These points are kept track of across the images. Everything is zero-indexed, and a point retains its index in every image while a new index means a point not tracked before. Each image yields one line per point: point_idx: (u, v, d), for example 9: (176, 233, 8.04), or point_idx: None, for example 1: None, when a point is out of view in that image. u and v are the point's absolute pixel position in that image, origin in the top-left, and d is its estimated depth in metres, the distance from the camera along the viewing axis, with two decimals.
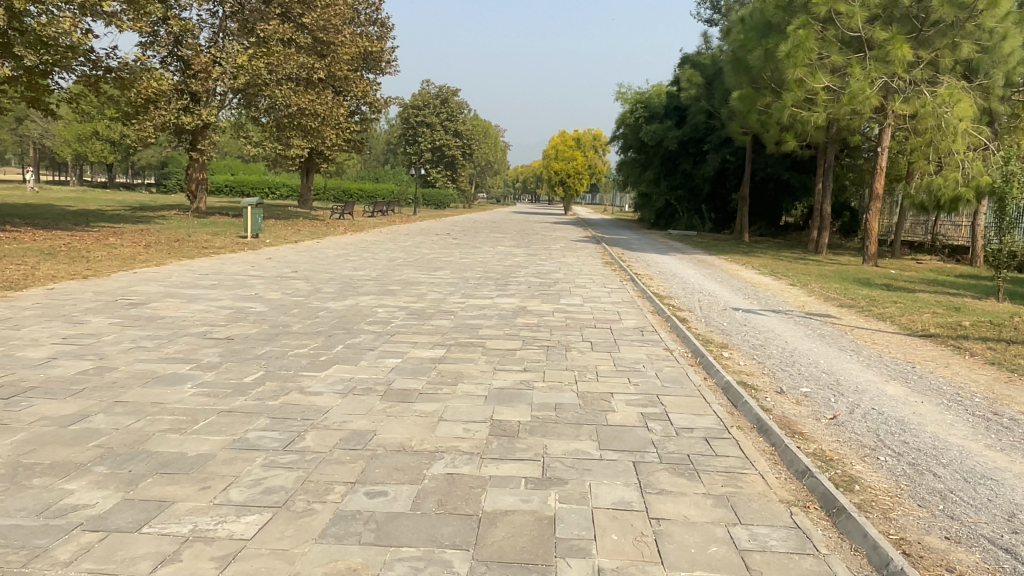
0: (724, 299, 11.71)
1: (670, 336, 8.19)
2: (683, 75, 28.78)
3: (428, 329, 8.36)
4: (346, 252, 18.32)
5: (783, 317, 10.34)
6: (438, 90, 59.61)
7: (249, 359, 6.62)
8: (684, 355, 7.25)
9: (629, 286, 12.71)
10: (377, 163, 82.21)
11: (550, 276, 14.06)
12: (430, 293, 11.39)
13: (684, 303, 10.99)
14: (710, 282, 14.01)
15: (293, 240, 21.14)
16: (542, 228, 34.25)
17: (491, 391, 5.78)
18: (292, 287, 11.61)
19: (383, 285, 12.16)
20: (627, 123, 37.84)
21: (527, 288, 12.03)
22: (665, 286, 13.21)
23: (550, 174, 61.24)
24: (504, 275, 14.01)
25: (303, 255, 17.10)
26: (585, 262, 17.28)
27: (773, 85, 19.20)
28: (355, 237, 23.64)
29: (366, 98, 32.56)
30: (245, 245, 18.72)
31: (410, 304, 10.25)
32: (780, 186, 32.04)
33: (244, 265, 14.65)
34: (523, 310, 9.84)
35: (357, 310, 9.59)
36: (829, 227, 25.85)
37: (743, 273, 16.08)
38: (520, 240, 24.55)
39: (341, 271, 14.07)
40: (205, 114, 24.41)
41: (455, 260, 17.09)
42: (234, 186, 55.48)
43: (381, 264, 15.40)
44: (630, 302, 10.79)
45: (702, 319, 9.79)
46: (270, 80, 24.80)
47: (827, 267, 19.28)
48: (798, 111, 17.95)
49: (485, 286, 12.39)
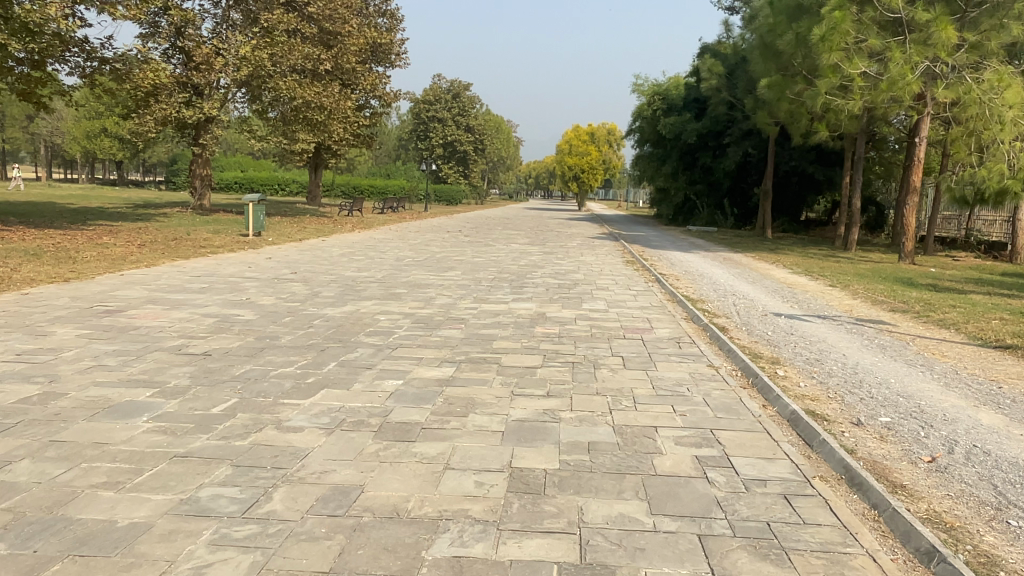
0: (762, 303, 10.61)
1: (711, 350, 7.14)
2: (703, 64, 27.64)
3: (435, 341, 7.36)
4: (352, 251, 17.34)
5: (832, 324, 9.24)
6: (449, 85, 58.70)
7: (223, 383, 5.63)
8: (734, 375, 6.20)
9: (656, 288, 11.66)
10: (388, 159, 81.35)
11: (569, 276, 13.00)
12: (437, 297, 10.37)
13: (720, 308, 9.92)
14: (743, 284, 12.91)
15: (297, 238, 20.21)
16: (557, 225, 33.14)
17: (509, 426, 4.75)
18: (289, 291, 10.64)
19: (386, 287, 11.16)
20: (644, 116, 36.65)
21: (545, 291, 11.00)
22: (694, 287, 12.14)
23: (563, 169, 60.14)
24: (520, 276, 12.99)
25: (306, 254, 16.15)
26: (604, 261, 16.23)
27: (804, 72, 18.04)
28: (364, 235, 22.68)
29: (374, 91, 31.62)
30: (246, 243, 17.81)
31: (417, 310, 9.25)
32: (804, 180, 30.80)
33: (241, 265, 13.69)
34: (541, 317, 8.81)
35: (356, 317, 8.60)
36: (858, 224, 24.64)
37: (775, 273, 14.97)
38: (534, 238, 23.52)
39: (344, 272, 13.08)
40: (207, 108, 23.53)
41: (466, 259, 16.04)
42: (244, 183, 54.74)
43: (387, 264, 14.41)
44: (660, 308, 9.73)
45: (742, 327, 8.72)
46: (274, 72, 23.90)
47: (862, 265, 18.10)
48: (832, 99, 16.79)
49: (499, 288, 11.36)
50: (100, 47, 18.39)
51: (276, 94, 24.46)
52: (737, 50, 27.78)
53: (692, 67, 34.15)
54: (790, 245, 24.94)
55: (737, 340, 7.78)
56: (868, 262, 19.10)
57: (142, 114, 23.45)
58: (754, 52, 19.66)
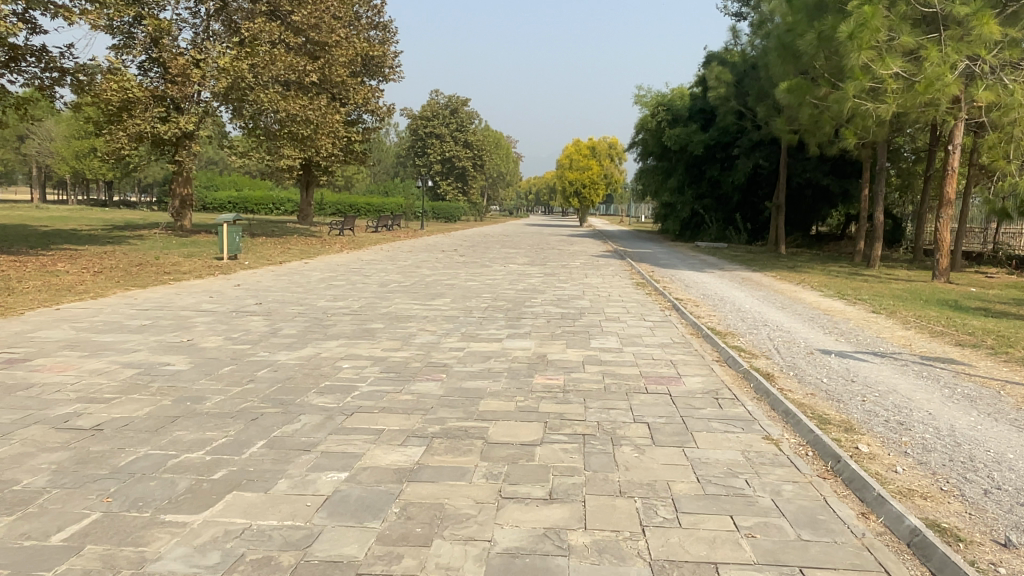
0: (804, 339, 8.96)
1: (762, 411, 5.52)
2: (710, 73, 26.14)
3: (406, 399, 5.72)
4: (333, 275, 15.74)
5: (895, 365, 7.62)
6: (447, 100, 57.65)
7: (91, 483, 3.98)
8: (803, 454, 4.59)
9: (676, 318, 10.03)
10: (386, 176, 80.07)
11: (573, 305, 11.39)
12: (417, 333, 8.74)
13: (755, 346, 8.28)
14: (773, 312, 11.30)
15: (277, 261, 18.66)
16: (558, 242, 31.61)
17: (491, 566, 3.10)
18: (244, 328, 9.01)
19: (361, 321, 9.55)
20: (647, 128, 35.26)
21: (547, 325, 9.38)
22: (719, 316, 10.52)
23: (564, 185, 58.78)
24: (518, 304, 11.38)
25: (280, 280, 14.55)
26: (612, 284, 14.63)
27: (826, 74, 16.54)
28: (353, 255, 21.19)
29: (367, 105, 30.28)
30: (218, 268, 16.25)
31: (392, 352, 7.62)
32: (818, 193, 29.28)
33: (202, 295, 12.10)
34: (542, 362, 7.17)
35: (314, 365, 6.97)
36: (881, 239, 23.07)
37: (804, 296, 13.36)
38: (534, 257, 21.96)
39: (317, 301, 11.48)
40: (184, 123, 22.03)
41: (458, 283, 14.43)
42: (238, 203, 53.47)
43: (368, 292, 12.78)
44: (685, 346, 8.09)
45: (789, 372, 7.09)
46: (256, 85, 22.41)
47: (896, 285, 16.51)
48: (861, 103, 15.28)
49: (493, 321, 9.74)
50: (60, 57, 16.99)
51: (258, 108, 22.97)
52: (746, 57, 26.31)
53: (697, 77, 32.73)
54: (807, 262, 23.35)
55: (790, 393, 6.14)
56: (899, 282, 17.52)
57: (115, 130, 21.98)
58: (771, 55, 18.16)
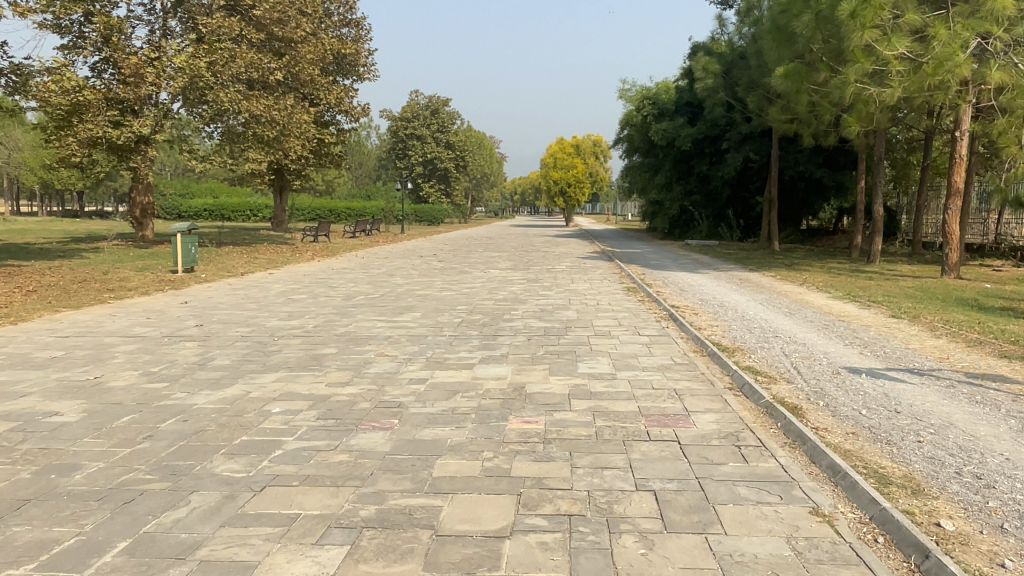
0: (825, 354, 7.72)
1: (801, 467, 4.25)
2: (697, 63, 24.91)
3: (339, 463, 4.41)
4: (296, 286, 14.40)
5: (939, 387, 6.38)
6: (428, 101, 56.62)
7: None
8: (872, 543, 3.33)
9: (675, 332, 8.76)
10: (368, 179, 78.54)
11: (558, 317, 10.09)
12: (372, 359, 7.43)
13: (771, 367, 7.02)
14: (781, 319, 10.08)
15: (239, 272, 17.31)
16: (543, 243, 30.33)
17: None
18: (171, 358, 7.66)
19: (311, 346, 8.23)
20: (632, 123, 34.11)
21: (527, 344, 8.09)
22: (722, 326, 9.28)
23: (548, 184, 57.62)
24: (495, 318, 10.08)
25: (235, 294, 13.20)
26: (601, 289, 13.40)
27: (823, 58, 15.36)
28: (324, 263, 19.84)
29: (340, 105, 28.94)
30: (170, 283, 14.87)
31: (337, 387, 6.30)
32: (811, 186, 28.17)
33: (140, 316, 10.72)
34: (519, 396, 5.87)
35: (237, 410, 5.64)
36: (881, 232, 21.95)
37: (811, 298, 12.16)
38: (517, 261, 20.73)
39: (267, 320, 10.12)
40: (138, 127, 20.54)
41: (431, 293, 13.12)
42: (214, 210, 51.92)
43: (330, 307, 11.45)
44: (689, 367, 6.84)
45: (819, 401, 5.84)
46: (215, 85, 20.96)
47: (905, 282, 15.37)
48: (864, 88, 14.12)
49: (465, 341, 8.44)
50: None
51: (218, 109, 21.50)
52: (734, 47, 25.13)
53: (684, 69, 31.58)
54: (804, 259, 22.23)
55: (827, 436, 4.89)
56: (906, 279, 16.42)
57: (65, 136, 20.47)
58: (765, 38, 16.97)
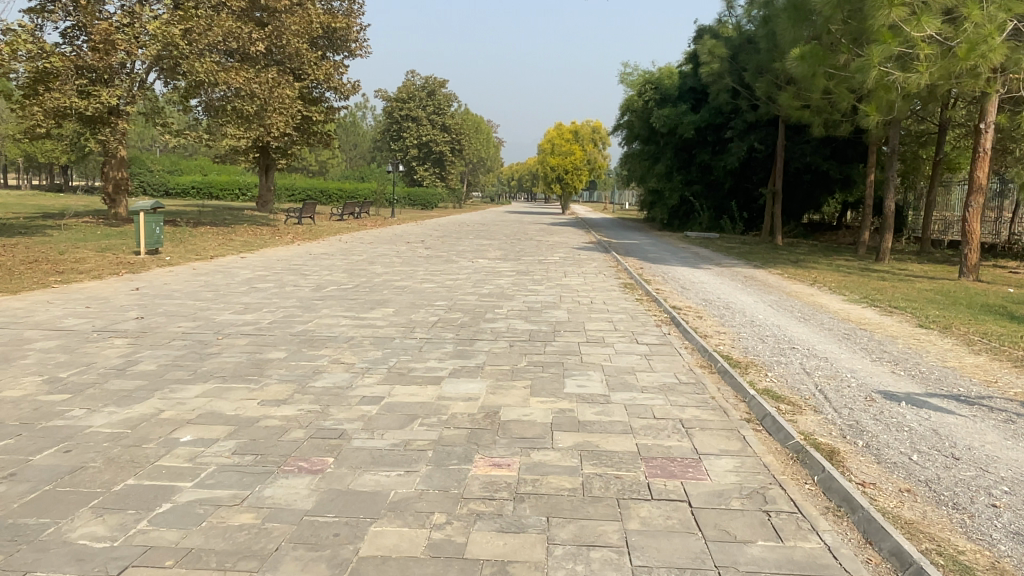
0: (852, 374, 6.65)
1: (855, 552, 3.18)
2: (703, 47, 23.67)
3: (239, 529, 3.31)
4: (264, 273, 13.23)
5: (995, 423, 5.31)
6: (424, 82, 55.27)
7: None
8: None
9: (680, 340, 7.67)
10: (362, 161, 77.02)
11: (547, 318, 8.97)
12: (324, 368, 6.30)
13: (793, 391, 5.93)
14: (796, 326, 8.99)
15: (209, 255, 16.12)
16: (537, 232, 29.16)
17: None
18: (88, 360, 6.50)
19: (259, 347, 7.10)
20: (633, 108, 32.89)
21: (508, 352, 7.00)
22: (730, 335, 8.18)
23: (545, 170, 56.34)
24: (476, 317, 8.98)
25: (195, 281, 12.02)
26: (595, 285, 12.31)
27: (842, 40, 14.22)
28: (303, 247, 18.70)
29: (328, 81, 27.63)
30: (128, 266, 13.66)
31: (271, 407, 5.17)
32: (816, 179, 27.06)
33: (78, 304, 9.54)
34: (489, 426, 4.76)
35: (138, 439, 4.52)
36: (892, 229, 20.86)
37: (825, 301, 11.09)
38: (508, 250, 19.59)
39: (218, 313, 8.97)
40: (109, 97, 19.21)
41: (410, 285, 11.99)
42: (203, 188, 50.55)
43: (295, 298, 10.31)
44: (696, 389, 5.75)
45: (858, 442, 4.76)
46: (191, 55, 19.62)
47: (921, 284, 14.32)
48: (887, 72, 12.98)
49: (437, 346, 7.33)
50: None
51: (195, 81, 20.21)
52: (742, 30, 23.86)
53: (688, 53, 30.33)
54: (810, 255, 21.16)
55: (880, 500, 3.80)
56: (921, 280, 15.37)
57: (30, 105, 19.12)
58: (779, 17, 15.78)
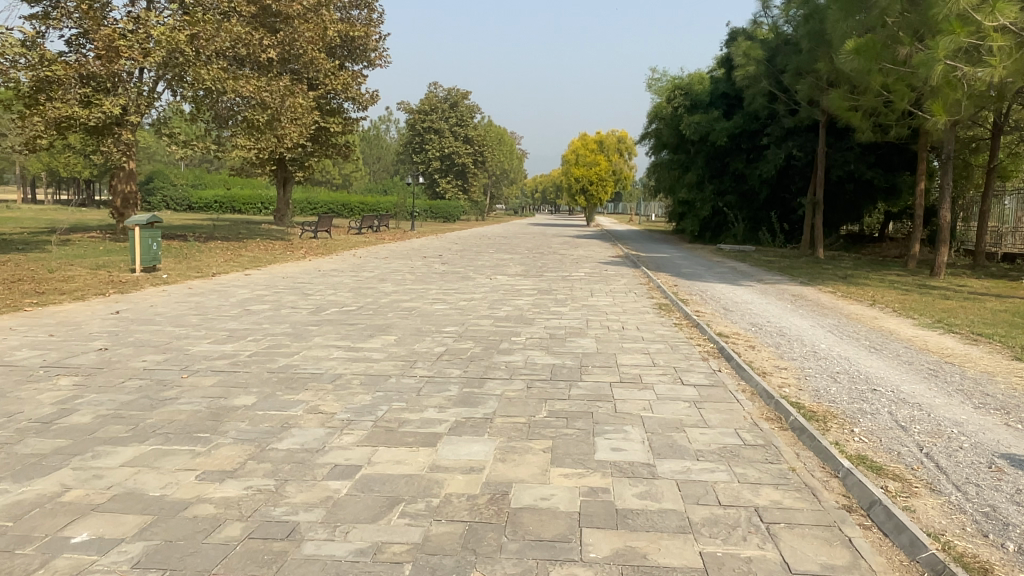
0: (959, 429, 5.28)
1: None
2: (737, 49, 22.33)
3: None
4: (262, 293, 12.10)
5: None
6: (447, 93, 54.60)
7: None
8: None
9: (735, 381, 6.34)
10: (385, 174, 76.40)
11: (572, 350, 7.67)
12: (294, 420, 5.06)
13: (894, 459, 4.57)
14: (870, 360, 7.60)
15: (210, 273, 15.07)
16: (561, 245, 27.88)
17: None
18: (10, 409, 5.32)
19: (224, 389, 5.90)
20: (662, 116, 31.58)
21: (525, 397, 5.71)
22: (794, 373, 6.82)
23: (569, 182, 55.11)
24: (490, 348, 7.71)
25: (184, 303, 10.92)
26: (626, 306, 11.00)
27: (899, 34, 12.91)
28: (312, 263, 17.62)
29: (346, 91, 26.77)
30: (119, 286, 12.62)
31: (208, 485, 3.93)
32: (859, 188, 25.51)
33: (42, 332, 8.44)
34: (494, 519, 3.47)
35: (14, 538, 3.31)
36: (948, 241, 19.24)
37: (891, 325, 9.67)
38: (530, 265, 18.35)
39: (193, 343, 7.80)
40: (112, 105, 18.32)
41: (420, 307, 10.77)
42: (225, 202, 50.11)
43: (287, 324, 9.13)
44: (769, 457, 4.42)
45: (1012, 548, 3.39)
46: (198, 62, 18.79)
47: (991, 304, 12.79)
48: (955, 67, 11.58)
49: (438, 387, 6.07)
50: None
51: (203, 89, 19.32)
52: (780, 31, 22.44)
53: (720, 58, 29.00)
54: (856, 270, 19.61)
55: None
56: (990, 299, 13.81)
57: (31, 116, 18.29)
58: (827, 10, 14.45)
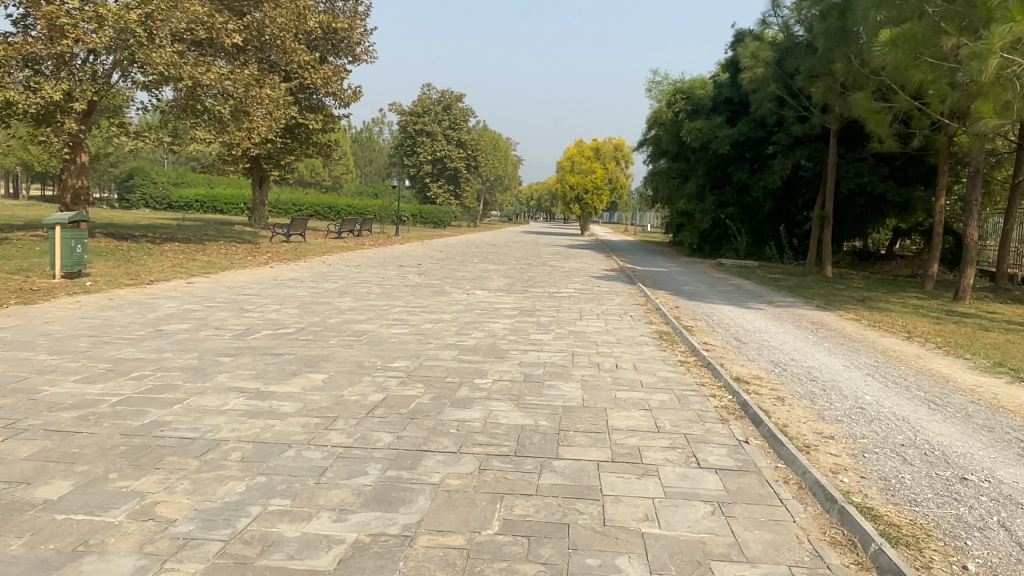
0: None
1: None
2: (744, 50, 20.65)
3: None
4: (191, 308, 10.23)
5: None
6: (440, 96, 53.03)
7: None
8: None
9: (776, 462, 4.54)
10: (377, 177, 74.53)
11: (550, 402, 5.83)
12: (99, 539, 3.24)
13: None
14: (937, 424, 5.80)
15: (149, 281, 13.20)
16: (551, 255, 26.10)
17: None
18: None
19: (35, 468, 4.06)
20: (661, 122, 29.93)
21: (471, 493, 3.86)
22: (849, 447, 5.02)
23: (563, 189, 53.41)
24: (443, 396, 5.86)
25: (88, 319, 9.05)
26: (620, 334, 9.18)
27: (943, 24, 11.20)
28: (271, 271, 15.74)
29: (326, 86, 24.98)
30: (28, 295, 10.74)
31: None
32: (870, 202, 23.87)
33: None
34: None
35: None
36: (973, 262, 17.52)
37: (941, 368, 7.92)
38: (515, 279, 16.53)
39: (52, 382, 5.94)
40: (52, 87, 16.43)
41: (373, 332, 8.92)
42: (206, 202, 48.21)
43: (196, 353, 7.25)
44: None
45: None
46: (151, 43, 17.00)
47: None
48: (1012, 59, 9.83)
49: (348, 465, 4.21)
50: None
51: (159, 75, 17.48)
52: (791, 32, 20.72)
53: (724, 60, 27.37)
54: (871, 291, 17.87)
55: None
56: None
57: None
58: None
